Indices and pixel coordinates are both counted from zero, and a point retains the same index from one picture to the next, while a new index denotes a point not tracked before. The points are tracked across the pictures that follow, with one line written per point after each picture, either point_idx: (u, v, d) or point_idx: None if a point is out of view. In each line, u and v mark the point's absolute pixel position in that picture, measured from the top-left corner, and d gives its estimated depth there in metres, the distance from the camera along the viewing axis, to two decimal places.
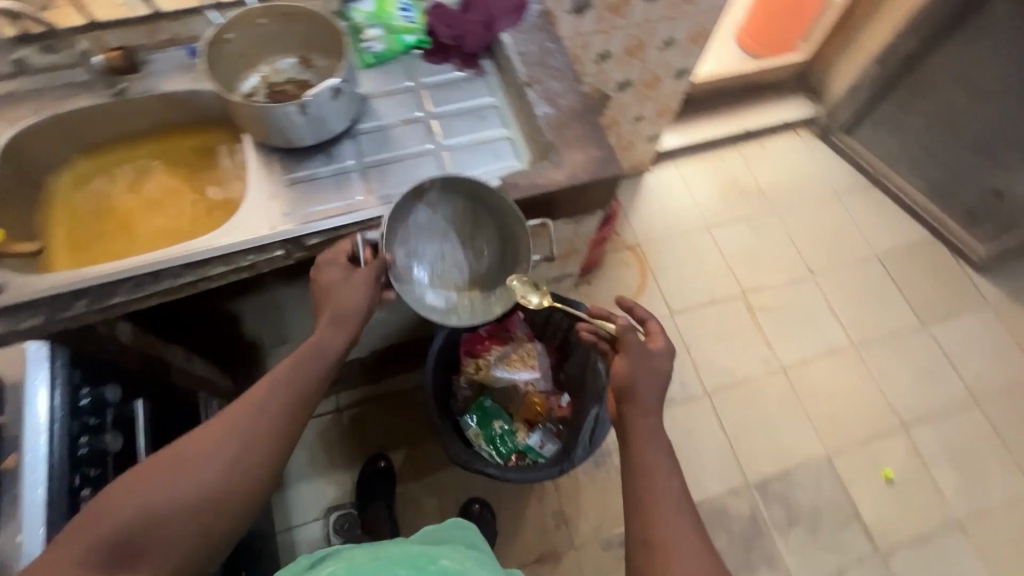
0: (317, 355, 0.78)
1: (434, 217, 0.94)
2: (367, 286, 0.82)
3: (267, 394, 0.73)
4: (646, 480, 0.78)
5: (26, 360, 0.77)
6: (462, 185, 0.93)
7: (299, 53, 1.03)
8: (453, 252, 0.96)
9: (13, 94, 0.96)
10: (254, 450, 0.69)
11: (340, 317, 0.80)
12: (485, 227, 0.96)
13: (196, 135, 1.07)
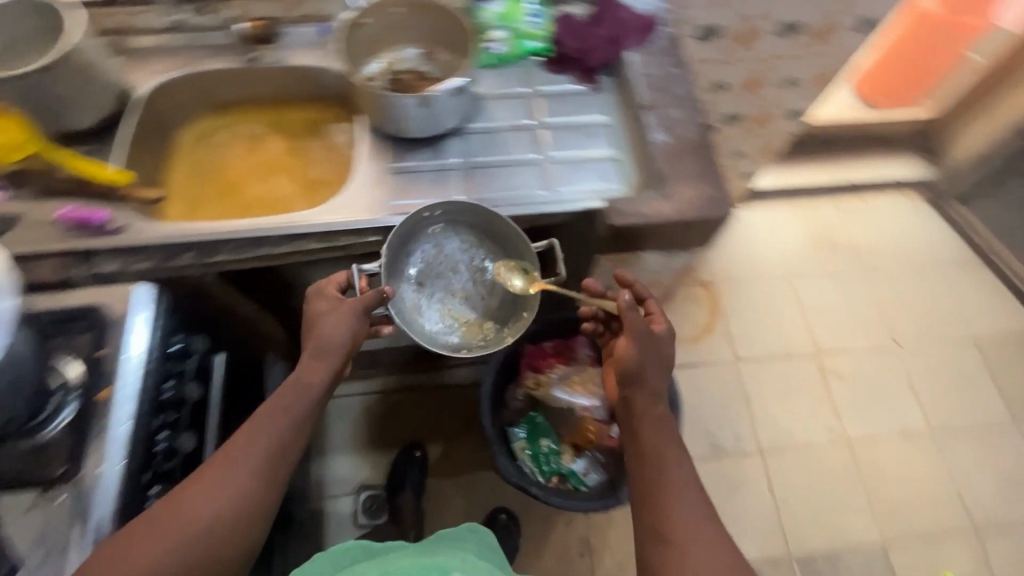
0: (305, 393, 0.79)
1: (442, 250, 0.94)
2: (353, 316, 0.83)
3: (258, 430, 0.74)
4: (657, 472, 0.78)
5: (133, 299, 0.81)
6: (460, 213, 0.93)
7: (424, 46, 1.04)
8: (462, 283, 0.95)
9: (162, 49, 1.03)
10: (249, 484, 0.70)
11: (322, 350, 0.81)
12: (495, 256, 0.96)
13: (311, 110, 1.10)
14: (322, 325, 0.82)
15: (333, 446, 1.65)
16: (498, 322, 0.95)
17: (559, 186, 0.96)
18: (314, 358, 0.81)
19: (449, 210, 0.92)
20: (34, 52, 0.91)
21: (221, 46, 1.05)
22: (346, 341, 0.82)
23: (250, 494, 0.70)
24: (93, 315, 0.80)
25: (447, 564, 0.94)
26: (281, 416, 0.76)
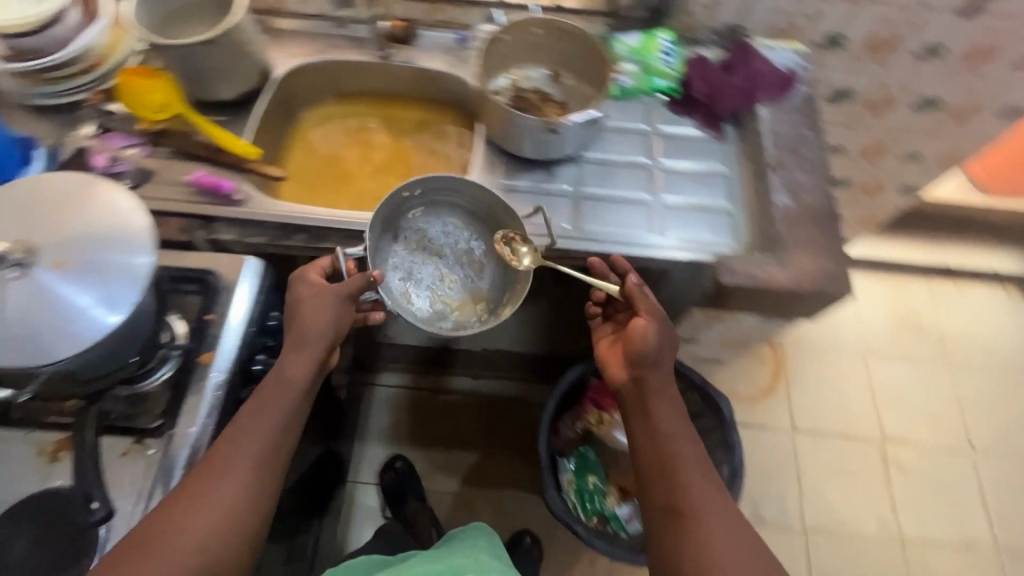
0: (284, 387, 0.75)
1: (427, 234, 0.97)
2: (336, 301, 0.80)
3: (242, 435, 0.71)
4: (669, 451, 0.75)
5: (243, 268, 0.85)
6: (437, 196, 0.95)
7: (551, 68, 1.04)
8: (449, 265, 0.97)
9: (306, 34, 1.07)
10: (238, 493, 0.67)
11: (302, 341, 0.77)
12: (478, 235, 0.97)
13: (429, 113, 1.12)
14: (305, 315, 0.78)
15: (372, 435, 1.68)
16: (491, 302, 0.96)
17: (666, 232, 0.93)
18: (304, 353, 0.77)
19: (426, 193, 0.94)
20: (208, 22, 0.96)
21: (358, 38, 1.08)
22: (329, 330, 0.79)
23: (245, 503, 0.68)
24: (204, 277, 0.84)
25: (461, 567, 0.93)
26: (266, 419, 0.73)
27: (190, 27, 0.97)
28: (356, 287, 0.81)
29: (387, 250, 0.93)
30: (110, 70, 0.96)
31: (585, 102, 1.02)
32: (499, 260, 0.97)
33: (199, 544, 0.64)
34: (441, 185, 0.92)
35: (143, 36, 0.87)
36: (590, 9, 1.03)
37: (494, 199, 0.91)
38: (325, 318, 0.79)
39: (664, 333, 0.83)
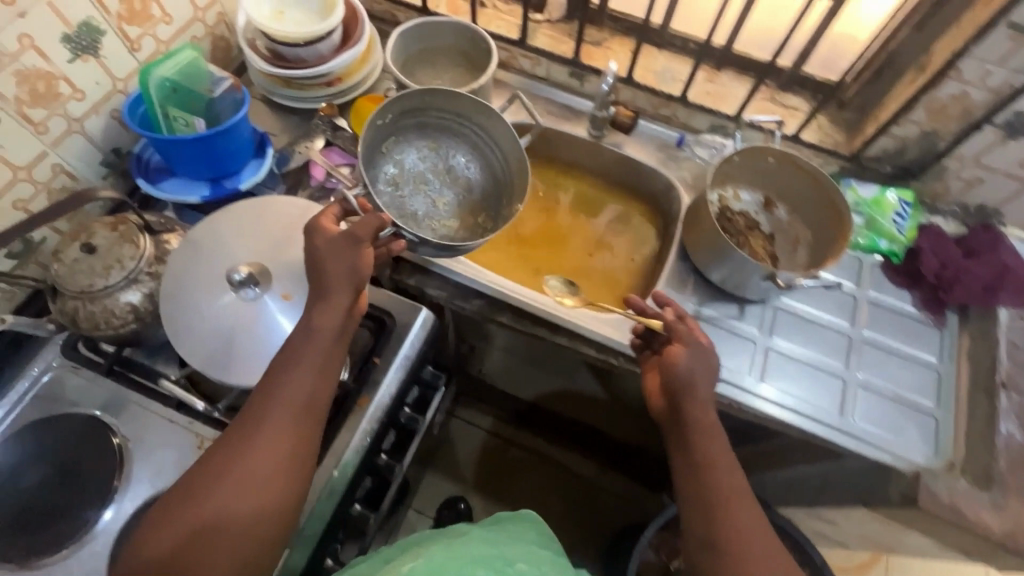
0: (310, 338, 0.66)
1: (407, 163, 0.94)
2: (350, 248, 0.68)
3: (271, 393, 0.64)
4: (707, 474, 0.66)
5: (412, 317, 0.86)
6: (405, 121, 0.92)
7: (768, 195, 0.98)
8: (438, 188, 0.96)
9: (529, 95, 1.08)
10: (271, 457, 0.61)
11: (327, 289, 0.67)
12: (450, 148, 0.96)
13: (619, 199, 1.10)
14: (326, 264, 0.67)
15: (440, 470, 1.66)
16: (489, 209, 0.95)
17: (858, 416, 0.83)
18: (338, 302, 0.67)
19: (396, 120, 0.90)
20: (452, 75, 1.00)
21: (576, 110, 1.07)
22: (352, 276, 0.68)
23: (284, 470, 0.61)
24: (384, 317, 0.86)
25: (511, 554, 0.63)
26: (298, 374, 0.64)
27: (433, 71, 1.00)
28: (372, 228, 0.69)
29: (375, 191, 0.90)
30: (344, 88, 1.02)
31: (790, 243, 0.96)
32: (486, 172, 0.96)
33: (230, 517, 0.58)
34: (410, 105, 0.89)
35: (394, 73, 0.89)
36: (829, 148, 0.96)
37: (463, 104, 0.90)
38: (363, 275, 0.69)
39: (699, 353, 0.72)
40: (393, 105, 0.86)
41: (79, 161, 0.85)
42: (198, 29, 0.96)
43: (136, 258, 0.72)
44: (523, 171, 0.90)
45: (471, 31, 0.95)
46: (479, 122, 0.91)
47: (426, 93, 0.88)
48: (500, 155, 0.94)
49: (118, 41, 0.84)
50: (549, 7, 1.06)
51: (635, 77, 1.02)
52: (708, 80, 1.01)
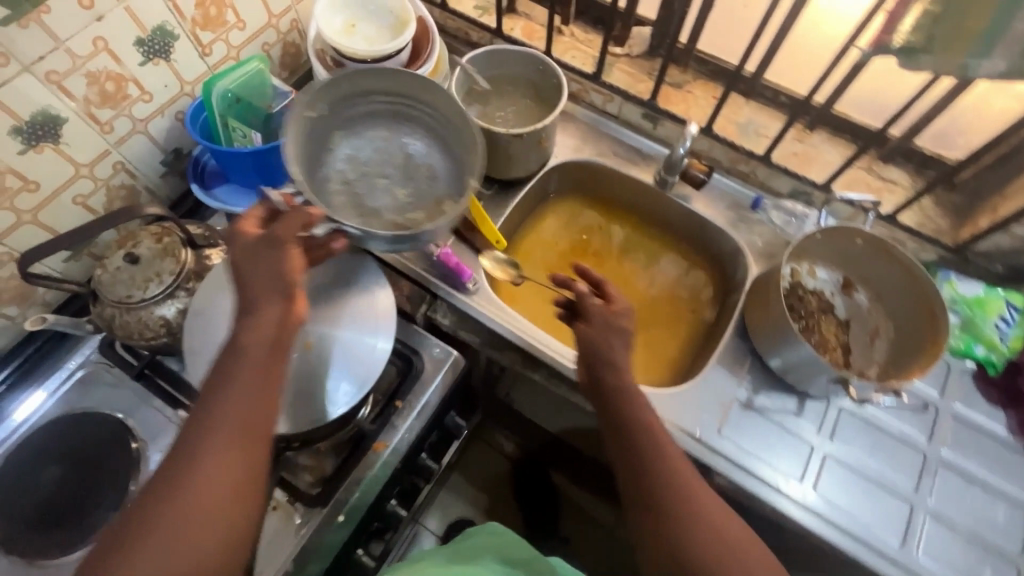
0: (241, 356, 0.57)
1: (360, 156, 0.81)
2: (270, 248, 0.60)
3: (204, 426, 0.54)
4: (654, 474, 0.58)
5: (441, 361, 0.82)
6: (350, 110, 0.80)
7: (849, 276, 0.87)
8: (398, 179, 0.81)
9: (597, 133, 1.02)
10: (217, 489, 0.52)
11: (269, 296, 0.59)
12: (405, 134, 0.83)
13: (680, 254, 1.01)
14: (249, 269, 0.59)
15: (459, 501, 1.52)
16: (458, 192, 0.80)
17: (922, 549, 0.73)
18: (274, 310, 0.59)
19: (337, 108, 0.79)
20: (517, 106, 0.93)
21: (644, 155, 1.00)
22: (284, 280, 0.60)
23: (234, 500, 0.53)
24: (414, 356, 0.81)
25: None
26: (234, 398, 0.55)
27: (498, 101, 0.93)
28: (297, 224, 0.62)
29: (325, 191, 0.77)
30: None
31: (867, 334, 0.85)
32: (449, 155, 0.83)
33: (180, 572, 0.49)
34: (349, 89, 0.78)
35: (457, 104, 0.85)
36: (929, 235, 0.85)
37: (407, 80, 0.79)
38: (296, 276, 0.60)
39: (616, 329, 0.65)
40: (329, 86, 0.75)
41: (139, 160, 0.86)
42: (269, 35, 0.95)
43: (175, 273, 0.71)
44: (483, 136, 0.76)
45: (543, 64, 0.90)
46: (428, 99, 0.80)
47: (365, 71, 0.77)
48: (459, 130, 0.81)
49: (190, 46, 0.84)
50: (630, 41, 0.99)
51: (715, 127, 0.94)
52: (797, 140, 0.91)
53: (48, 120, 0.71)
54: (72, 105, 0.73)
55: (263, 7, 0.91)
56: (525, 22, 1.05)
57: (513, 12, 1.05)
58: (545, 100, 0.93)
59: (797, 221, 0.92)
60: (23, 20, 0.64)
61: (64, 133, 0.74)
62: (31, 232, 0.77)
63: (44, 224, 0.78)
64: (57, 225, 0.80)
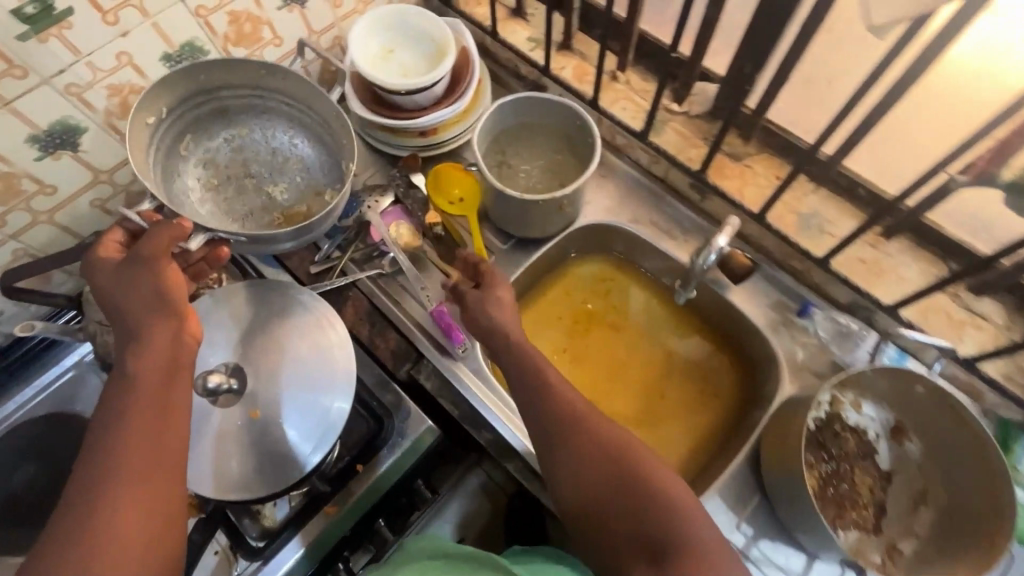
0: (131, 382, 0.53)
1: (221, 157, 0.81)
2: (140, 266, 0.58)
3: (98, 459, 0.49)
4: (563, 427, 0.60)
5: (411, 428, 0.76)
6: (198, 112, 0.77)
7: (902, 420, 0.73)
8: (268, 174, 0.82)
9: (636, 195, 0.91)
10: (128, 518, 0.48)
11: (151, 316, 0.56)
12: (264, 125, 0.81)
13: (706, 346, 0.88)
14: (126, 298, 0.57)
15: (474, 521, 0.93)
16: (330, 180, 0.81)
17: None
18: (164, 328, 0.56)
19: (184, 112, 0.75)
20: (544, 161, 0.86)
21: (683, 229, 0.89)
22: (155, 297, 0.57)
23: (153, 527, 0.49)
24: (385, 417, 0.77)
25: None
26: (127, 427, 0.51)
27: (526, 152, 0.87)
28: (168, 240, 0.59)
29: (190, 203, 0.78)
30: (434, 142, 0.91)
31: (910, 496, 0.71)
32: (315, 143, 0.81)
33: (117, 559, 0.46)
34: (190, 90, 0.74)
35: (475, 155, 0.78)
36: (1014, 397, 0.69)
37: (251, 72, 0.75)
38: (178, 294, 0.58)
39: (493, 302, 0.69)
40: (165, 91, 0.71)
41: None
42: (309, 52, 0.92)
43: None
44: (342, 125, 0.75)
45: (574, 116, 0.82)
46: (279, 88, 0.77)
47: (199, 71, 0.72)
48: (319, 120, 0.79)
49: None
50: (690, 99, 0.87)
51: (769, 215, 0.80)
52: (867, 246, 0.77)
53: (67, 129, 0.72)
54: (92, 115, 0.73)
55: (304, 25, 0.88)
56: (577, 61, 0.95)
57: (567, 49, 0.95)
58: (578, 157, 0.85)
59: (851, 342, 0.77)
60: (44, 35, 0.63)
61: (83, 141, 0.74)
62: (46, 231, 0.79)
63: (59, 223, 0.79)
64: (75, 227, 0.82)
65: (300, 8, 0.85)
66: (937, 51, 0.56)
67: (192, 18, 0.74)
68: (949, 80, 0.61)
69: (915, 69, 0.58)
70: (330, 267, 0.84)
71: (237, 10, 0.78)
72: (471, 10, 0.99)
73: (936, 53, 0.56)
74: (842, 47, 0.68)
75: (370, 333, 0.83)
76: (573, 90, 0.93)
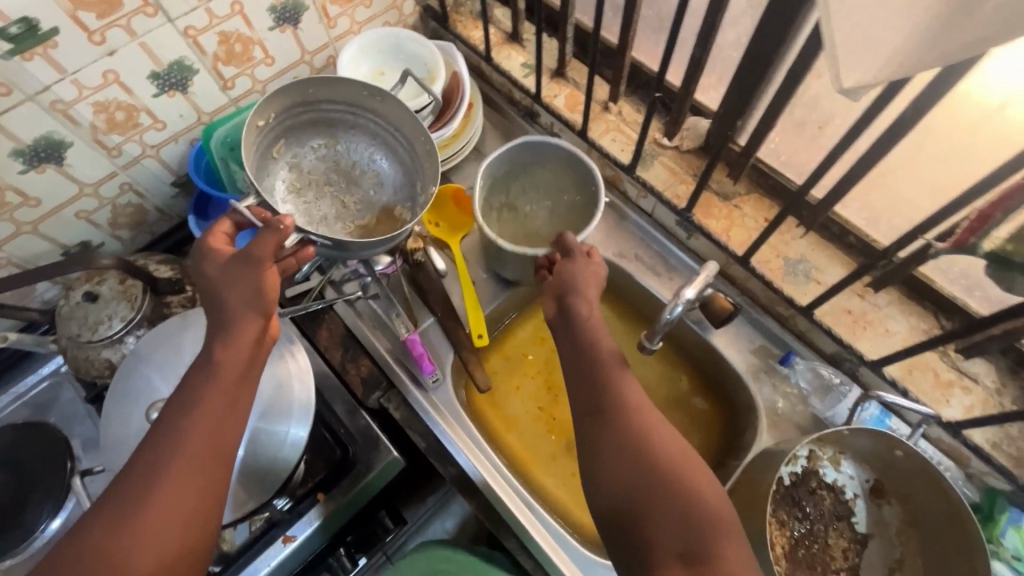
0: (212, 375, 0.54)
1: (304, 165, 0.78)
2: (247, 266, 0.56)
3: (161, 454, 0.51)
4: (612, 412, 0.54)
5: (382, 463, 0.75)
6: (296, 119, 0.76)
7: (880, 480, 0.70)
8: (344, 186, 0.80)
9: (623, 229, 0.90)
10: (167, 537, 0.48)
11: (225, 317, 0.55)
12: (350, 139, 0.80)
13: (691, 386, 0.85)
14: (222, 289, 0.55)
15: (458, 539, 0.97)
16: (407, 200, 0.80)
17: None
18: (251, 328, 0.56)
19: (283, 117, 0.74)
20: (551, 204, 0.87)
21: (670, 266, 0.87)
22: (254, 298, 0.56)
23: (180, 553, 0.49)
24: (351, 445, 0.77)
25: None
26: (190, 431, 0.51)
27: (534, 193, 0.87)
28: (275, 245, 0.56)
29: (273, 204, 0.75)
30: None
31: (875, 559, 0.69)
32: (396, 163, 0.80)
33: (166, 519, 0.49)
34: (295, 100, 0.73)
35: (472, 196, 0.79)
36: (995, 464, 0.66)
37: (353, 90, 0.74)
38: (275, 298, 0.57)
39: (592, 272, 0.65)
40: (276, 100, 0.70)
41: (149, 180, 0.87)
42: (301, 70, 0.92)
43: (127, 318, 0.72)
44: (430, 157, 0.75)
45: (584, 168, 0.82)
46: (375, 108, 0.76)
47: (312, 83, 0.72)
48: (404, 140, 0.78)
49: (211, 80, 0.82)
50: (682, 134, 0.84)
51: (754, 258, 0.78)
52: (854, 297, 0.75)
53: (52, 144, 0.73)
54: (78, 131, 0.74)
55: (297, 45, 0.88)
56: (570, 89, 0.93)
57: (561, 76, 0.93)
58: (586, 202, 0.84)
59: (830, 397, 0.75)
60: (28, 53, 0.64)
61: (69, 155, 0.75)
62: (30, 240, 0.80)
63: (44, 234, 0.81)
64: (58, 236, 0.83)
65: (293, 28, 0.85)
66: (923, 109, 0.53)
67: (180, 38, 0.74)
68: (942, 137, 0.59)
69: (901, 126, 0.55)
70: (307, 289, 0.85)
71: (227, 31, 0.78)
72: (468, 33, 0.99)
73: (923, 113, 0.53)
74: (833, 93, 0.66)
75: (342, 358, 0.83)
76: (564, 119, 0.91)
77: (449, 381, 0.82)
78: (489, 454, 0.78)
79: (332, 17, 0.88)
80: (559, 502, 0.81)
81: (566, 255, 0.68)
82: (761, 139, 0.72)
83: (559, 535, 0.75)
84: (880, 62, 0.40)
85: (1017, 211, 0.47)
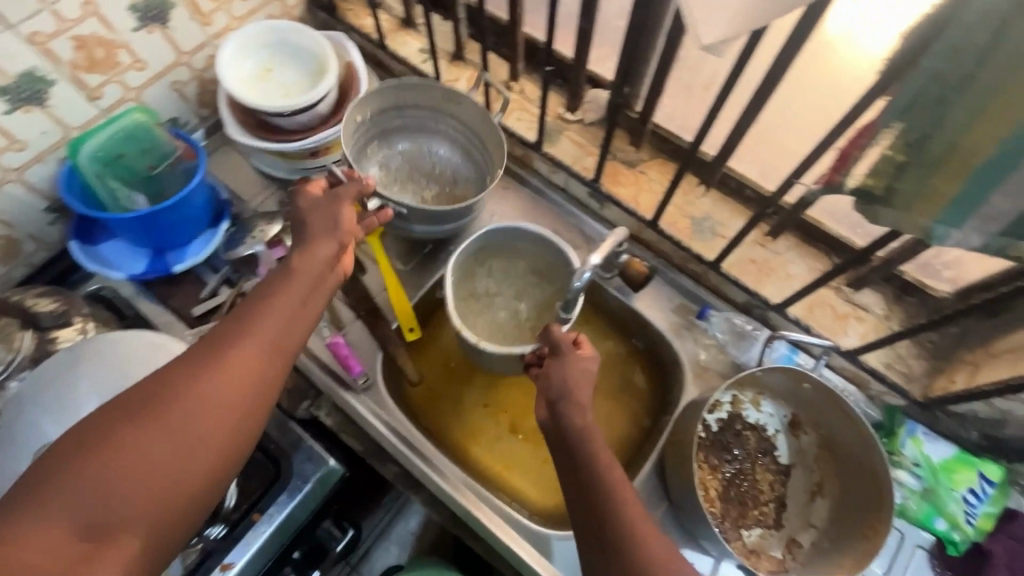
0: (288, 277, 0.54)
1: (391, 164, 0.85)
2: (332, 199, 0.61)
3: (228, 341, 0.49)
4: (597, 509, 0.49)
5: (317, 477, 0.72)
6: (388, 122, 0.83)
7: (797, 414, 0.75)
8: (425, 183, 0.85)
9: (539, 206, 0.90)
10: (216, 427, 0.46)
11: (307, 234, 0.58)
12: (434, 142, 0.86)
13: (622, 353, 0.87)
14: (308, 215, 0.60)
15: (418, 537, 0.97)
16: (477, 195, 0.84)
17: None
18: (327, 245, 0.58)
19: (377, 119, 0.82)
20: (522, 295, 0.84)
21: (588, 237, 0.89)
22: (336, 226, 0.59)
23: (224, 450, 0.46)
24: (283, 459, 0.73)
25: None
26: (260, 326, 0.50)
27: (502, 284, 0.85)
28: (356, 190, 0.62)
29: None
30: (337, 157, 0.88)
31: (800, 486, 0.74)
32: (471, 162, 0.85)
33: (214, 406, 0.46)
34: (387, 104, 0.80)
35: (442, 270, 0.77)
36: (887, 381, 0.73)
37: (435, 94, 0.79)
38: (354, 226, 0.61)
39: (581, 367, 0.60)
40: (371, 99, 0.78)
41: (15, 208, 0.79)
42: (181, 73, 0.86)
43: (5, 361, 0.67)
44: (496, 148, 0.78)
45: (554, 253, 0.80)
46: (453, 112, 0.81)
47: (399, 87, 0.78)
48: (477, 142, 0.82)
49: (73, 89, 0.75)
50: (584, 108, 0.85)
51: (662, 220, 0.81)
52: (756, 246, 0.79)
53: None
54: None
55: (170, 46, 0.81)
56: (471, 71, 0.92)
57: (460, 59, 0.92)
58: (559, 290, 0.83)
59: (745, 342, 0.80)
60: None
61: None
62: None
63: None
64: None
65: (162, 28, 0.78)
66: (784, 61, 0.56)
67: (25, 45, 0.67)
68: (807, 87, 0.63)
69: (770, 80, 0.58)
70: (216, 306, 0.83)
71: (83, 35, 0.71)
72: (360, 22, 0.96)
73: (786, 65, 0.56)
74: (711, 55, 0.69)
75: None
76: None
77: (381, 379, 0.80)
78: (428, 446, 0.77)
79: (207, 14, 0.82)
80: (505, 481, 0.82)
81: (553, 349, 0.63)
82: (653, 104, 0.74)
83: (506, 513, 0.76)
84: (731, 12, 0.41)
85: (871, 147, 0.50)
